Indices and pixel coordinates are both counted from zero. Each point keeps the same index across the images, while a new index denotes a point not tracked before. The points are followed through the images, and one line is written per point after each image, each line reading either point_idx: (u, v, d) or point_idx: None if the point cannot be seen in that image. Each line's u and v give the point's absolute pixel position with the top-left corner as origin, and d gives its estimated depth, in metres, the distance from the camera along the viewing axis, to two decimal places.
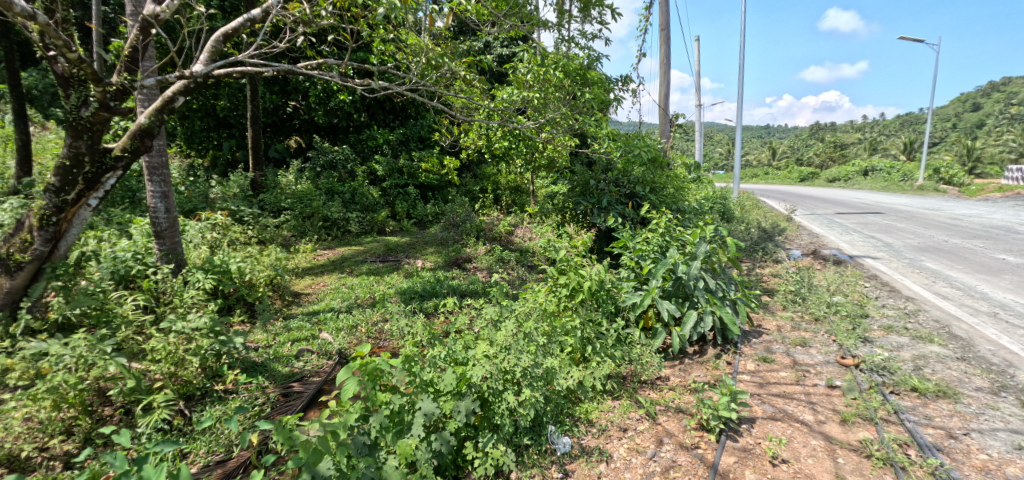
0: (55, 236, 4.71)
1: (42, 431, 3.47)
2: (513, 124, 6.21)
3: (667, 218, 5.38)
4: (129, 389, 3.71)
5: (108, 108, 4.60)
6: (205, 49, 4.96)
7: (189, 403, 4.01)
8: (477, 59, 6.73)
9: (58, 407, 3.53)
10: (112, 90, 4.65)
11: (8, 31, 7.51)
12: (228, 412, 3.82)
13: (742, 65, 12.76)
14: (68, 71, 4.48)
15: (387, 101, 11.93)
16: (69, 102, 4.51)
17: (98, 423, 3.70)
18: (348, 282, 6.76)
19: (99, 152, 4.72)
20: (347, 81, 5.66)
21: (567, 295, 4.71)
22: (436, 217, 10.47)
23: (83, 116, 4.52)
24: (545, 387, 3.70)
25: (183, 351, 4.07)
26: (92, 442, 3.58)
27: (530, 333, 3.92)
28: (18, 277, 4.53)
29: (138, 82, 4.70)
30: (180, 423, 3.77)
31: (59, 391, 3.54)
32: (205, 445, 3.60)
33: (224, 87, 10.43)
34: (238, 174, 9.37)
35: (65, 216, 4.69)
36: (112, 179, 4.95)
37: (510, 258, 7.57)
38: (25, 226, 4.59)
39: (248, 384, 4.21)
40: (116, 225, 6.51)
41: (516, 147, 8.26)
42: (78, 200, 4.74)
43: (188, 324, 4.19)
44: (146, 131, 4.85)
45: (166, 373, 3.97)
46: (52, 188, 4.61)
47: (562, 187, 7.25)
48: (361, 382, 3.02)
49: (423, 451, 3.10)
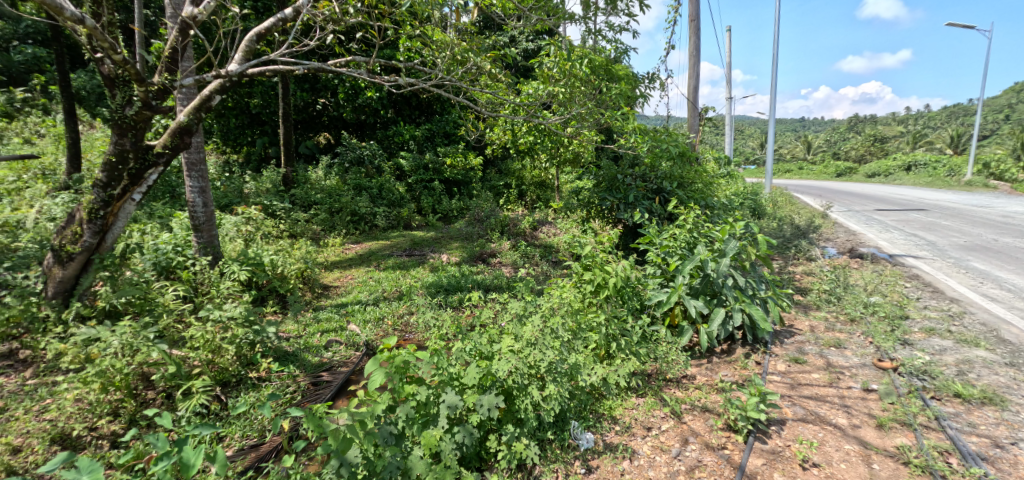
0: (103, 229, 4.90)
1: (89, 412, 3.67)
2: (536, 119, 6.22)
3: (695, 213, 5.22)
4: (171, 375, 3.85)
5: (150, 107, 4.73)
6: (239, 48, 5.03)
7: (225, 389, 4.15)
8: (502, 54, 6.62)
9: (105, 390, 3.68)
10: (154, 90, 4.76)
11: (60, 34, 7.76)
12: (260, 399, 3.96)
13: (775, 55, 12.27)
14: (114, 72, 4.63)
15: (412, 97, 12.08)
16: (115, 102, 4.65)
17: (141, 405, 3.85)
18: (375, 275, 6.87)
19: (143, 149, 4.88)
20: (375, 79, 5.61)
21: (592, 290, 4.70)
22: (461, 212, 10.51)
23: (127, 114, 4.67)
24: (569, 383, 3.70)
25: (219, 340, 4.18)
26: (136, 423, 3.74)
27: (555, 329, 3.92)
28: (70, 267, 4.75)
29: (177, 82, 4.78)
30: (215, 408, 3.90)
31: (106, 375, 3.70)
32: (239, 430, 3.74)
33: (257, 86, 10.69)
34: (271, 170, 9.61)
35: (111, 210, 4.88)
36: (154, 175, 5.12)
37: (534, 254, 7.57)
38: (75, 219, 4.80)
39: (279, 372, 4.37)
40: (158, 220, 6.79)
41: (541, 142, 8.25)
42: (123, 195, 4.93)
43: (224, 313, 4.31)
44: (185, 129, 4.98)
45: (203, 360, 4.10)
46: (100, 182, 4.81)
47: (587, 182, 7.11)
48: (388, 374, 3.09)
49: (448, 443, 3.13)
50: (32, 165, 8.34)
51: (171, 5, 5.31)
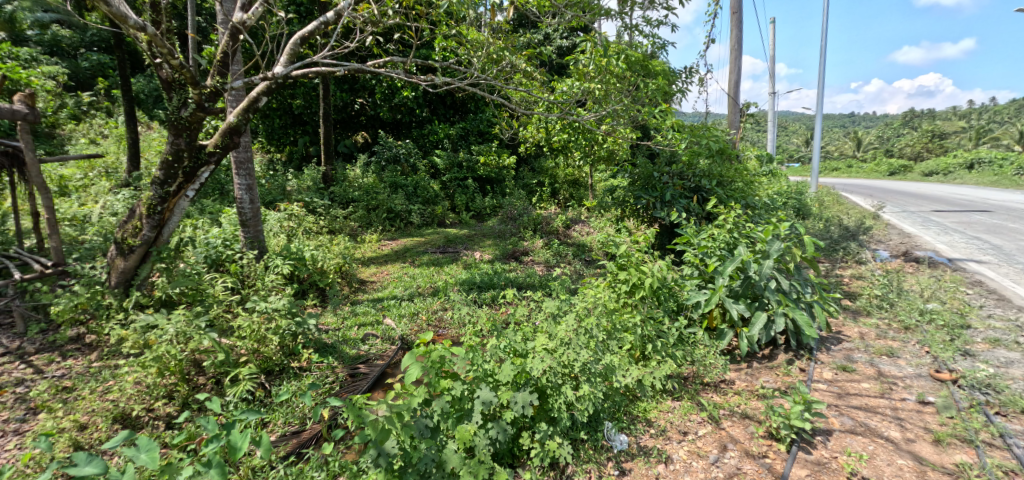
0: (160, 224, 5.15)
1: (147, 394, 3.82)
2: (570, 117, 6.16)
3: (736, 213, 5.05)
4: (220, 363, 3.96)
5: (203, 108, 4.89)
6: (284, 51, 5.17)
7: (270, 377, 4.27)
8: (537, 51, 6.59)
9: (161, 374, 3.89)
10: (207, 93, 4.94)
11: (122, 41, 8.16)
12: (302, 388, 4.06)
13: (823, 47, 11.78)
14: (171, 77, 4.88)
15: (447, 96, 12.17)
16: (172, 104, 4.88)
17: (194, 390, 4.02)
18: (410, 271, 6.95)
19: (197, 148, 5.10)
20: (412, 78, 5.66)
21: (626, 291, 4.62)
22: (494, 210, 10.53)
23: (182, 115, 4.86)
24: (603, 384, 3.64)
25: (264, 329, 4.29)
26: (189, 406, 3.91)
27: (590, 329, 3.87)
28: (131, 258, 5.04)
29: (228, 84, 4.97)
30: (261, 394, 4.01)
31: (162, 360, 3.89)
32: (282, 416, 3.85)
33: (299, 87, 11.00)
34: (311, 168, 9.86)
35: (167, 206, 5.10)
36: (206, 173, 5.33)
37: (567, 252, 7.51)
38: (136, 213, 5.07)
39: (319, 363, 4.46)
40: (208, 215, 7.09)
41: (575, 140, 8.17)
42: (178, 191, 5.13)
43: (269, 305, 4.44)
44: (235, 129, 5.18)
45: (249, 349, 4.21)
46: (157, 180, 5.01)
47: (621, 180, 6.99)
48: (424, 368, 3.08)
49: (482, 438, 3.13)
50: (97, 163, 9.11)
51: (220, 13, 5.55)
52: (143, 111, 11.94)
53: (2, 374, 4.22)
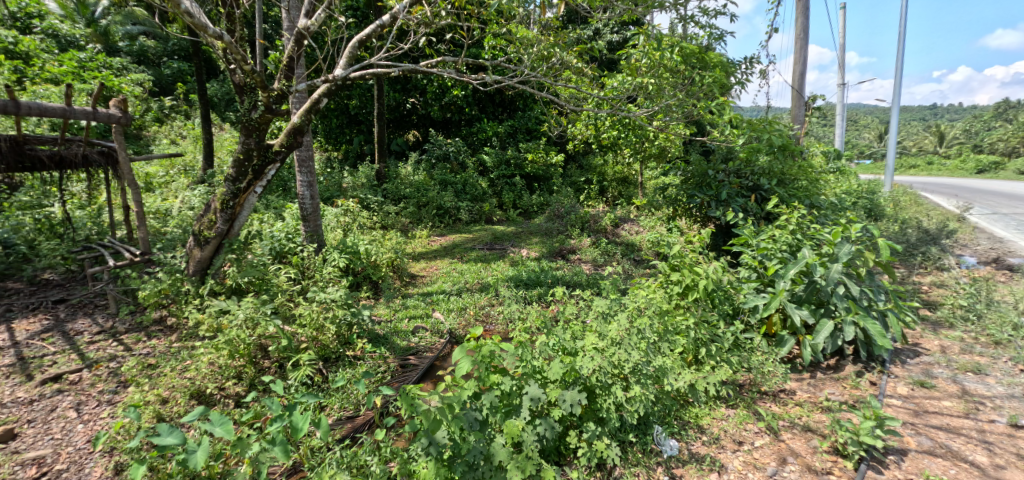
0: (232, 218, 5.37)
1: (220, 374, 4.03)
2: (621, 113, 6.01)
3: (799, 213, 4.77)
4: (283, 348, 4.20)
5: (272, 110, 5.10)
6: (343, 54, 5.33)
7: (327, 364, 4.39)
8: (588, 46, 6.48)
9: (232, 356, 4.08)
10: (275, 95, 5.14)
11: (199, 50, 8.69)
12: (357, 375, 4.14)
13: (900, 34, 10.96)
14: (243, 81, 5.21)
15: (496, 94, 12.18)
16: (243, 106, 5.17)
17: (260, 372, 4.21)
18: (458, 267, 6.99)
19: (265, 148, 5.31)
20: (462, 77, 5.68)
21: (678, 292, 4.46)
22: (541, 207, 10.43)
23: (253, 117, 5.10)
24: (654, 386, 3.54)
25: (322, 318, 4.43)
26: (256, 387, 4.09)
27: (642, 330, 3.76)
28: (206, 248, 5.34)
29: (294, 87, 5.23)
30: (318, 380, 4.14)
31: (234, 343, 4.10)
32: (339, 402, 3.97)
33: (355, 88, 11.35)
34: (366, 166, 10.13)
35: (238, 201, 5.32)
36: (273, 171, 5.51)
37: (615, 251, 7.33)
38: (212, 207, 5.34)
39: (372, 352, 4.54)
40: (272, 210, 7.43)
41: (625, 136, 7.94)
42: (248, 188, 5.34)
43: (327, 296, 4.60)
44: (299, 129, 5.40)
45: (309, 336, 4.34)
46: (230, 177, 5.26)
47: (673, 178, 6.76)
48: (474, 362, 3.11)
49: (530, 434, 3.08)
50: (177, 162, 9.86)
51: (287, 20, 5.86)
52: (216, 114, 12.75)
53: (98, 350, 4.63)
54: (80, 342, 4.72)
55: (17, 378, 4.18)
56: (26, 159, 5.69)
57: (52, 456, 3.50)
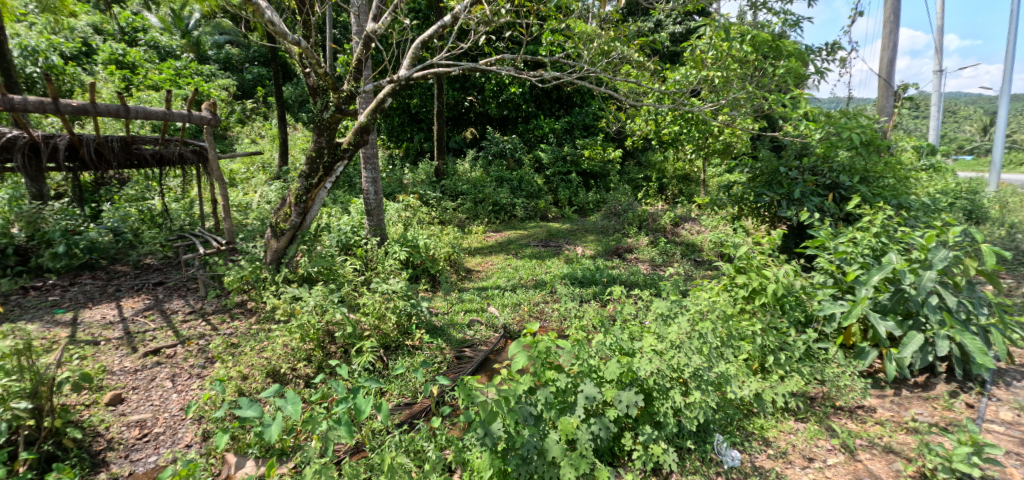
0: (305, 211, 5.59)
1: (292, 356, 4.21)
2: (685, 107, 5.74)
3: (885, 215, 4.37)
4: (348, 334, 4.24)
5: (342, 111, 5.25)
6: (407, 55, 5.39)
7: (388, 352, 4.46)
8: (650, 39, 6.24)
9: (303, 339, 4.26)
10: (344, 96, 5.28)
11: (276, 55, 9.13)
12: (415, 364, 4.18)
13: (1010, 16, 9.85)
14: (316, 83, 5.40)
15: (554, 90, 12.06)
16: (316, 107, 5.32)
17: (327, 356, 4.34)
18: (513, 263, 6.95)
19: (335, 146, 5.47)
20: (521, 74, 5.59)
21: (744, 296, 4.19)
22: (598, 205, 10.20)
23: (324, 117, 5.26)
24: (716, 393, 3.35)
25: (385, 308, 4.52)
26: (324, 370, 4.23)
27: (704, 333, 3.56)
28: (281, 239, 5.57)
29: (361, 88, 5.32)
30: (379, 366, 4.24)
31: (305, 327, 4.27)
32: (397, 388, 4.03)
33: (416, 87, 11.59)
34: (425, 163, 10.31)
35: (311, 196, 5.54)
36: (341, 168, 5.70)
37: (675, 251, 7.01)
38: (287, 201, 5.58)
39: (429, 343, 4.58)
40: (339, 205, 7.71)
41: (687, 131, 7.52)
42: (319, 184, 5.55)
43: (389, 287, 4.69)
44: (365, 128, 5.50)
45: (371, 324, 4.45)
46: (303, 173, 5.46)
47: (739, 175, 6.41)
48: (530, 357, 3.05)
49: (584, 432, 2.96)
50: (258, 160, 10.47)
51: (356, 25, 6.02)
52: (291, 115, 13.46)
53: (191, 328, 5.00)
54: (176, 320, 5.16)
55: (124, 350, 4.61)
56: (134, 157, 6.15)
57: (151, 419, 3.80)
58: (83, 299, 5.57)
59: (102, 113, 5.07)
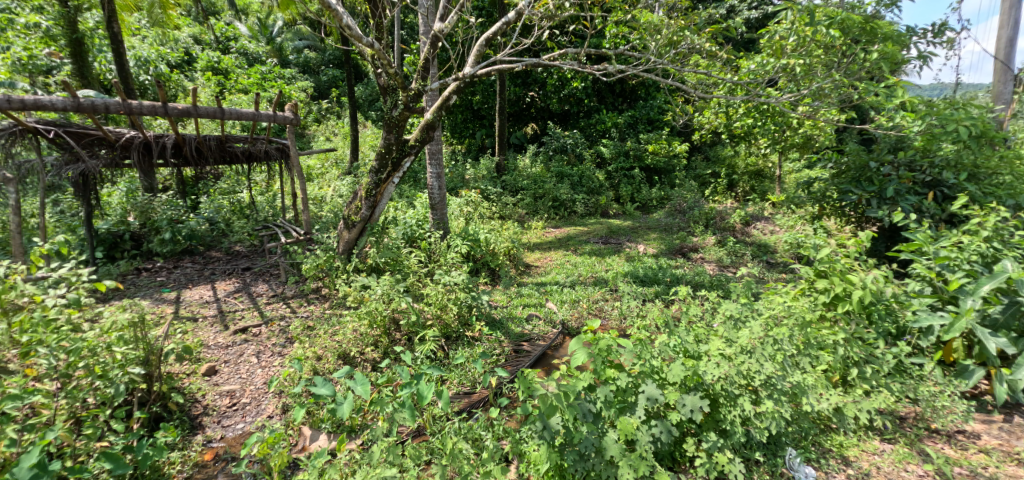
0: (374, 204, 5.69)
1: (362, 340, 4.28)
2: (760, 99, 5.37)
3: (997, 217, 3.88)
4: (413, 322, 4.33)
5: (410, 109, 5.32)
6: (472, 53, 5.35)
7: (449, 342, 4.47)
8: (723, 27, 5.86)
9: (371, 326, 4.34)
10: (412, 94, 5.33)
11: (348, 59, 9.27)
12: (475, 355, 4.18)
13: None
14: (386, 82, 5.49)
15: (617, 84, 11.74)
16: (386, 105, 5.42)
17: (392, 342, 4.41)
18: (573, 259, 6.81)
19: (403, 143, 5.55)
20: (585, 69, 5.43)
21: (825, 302, 3.82)
22: (661, 202, 9.81)
23: (393, 114, 5.35)
24: (790, 404, 3.08)
25: (447, 298, 4.54)
26: (389, 355, 4.29)
27: (779, 339, 3.29)
28: (353, 230, 5.72)
29: (428, 86, 5.34)
30: (440, 355, 4.26)
31: (373, 313, 4.36)
32: (457, 377, 4.00)
33: (478, 84, 11.66)
34: (486, 158, 10.35)
35: (379, 190, 5.65)
36: (408, 163, 5.69)
37: (744, 253, 6.58)
38: (358, 195, 5.72)
39: (489, 335, 4.57)
40: (404, 199, 7.87)
41: (761, 124, 7.08)
42: (387, 179, 5.63)
43: (452, 279, 4.72)
44: (431, 125, 5.52)
45: (433, 314, 4.47)
46: (373, 168, 5.58)
47: (821, 171, 5.94)
48: (591, 354, 2.89)
49: (644, 434, 2.81)
50: (331, 156, 10.90)
51: (424, 25, 6.07)
52: (361, 113, 13.96)
53: (274, 310, 5.29)
54: (261, 302, 5.47)
55: (219, 326, 4.95)
56: (226, 154, 6.65)
57: (240, 391, 4.08)
58: (185, 280, 6.01)
59: (203, 115, 5.44)
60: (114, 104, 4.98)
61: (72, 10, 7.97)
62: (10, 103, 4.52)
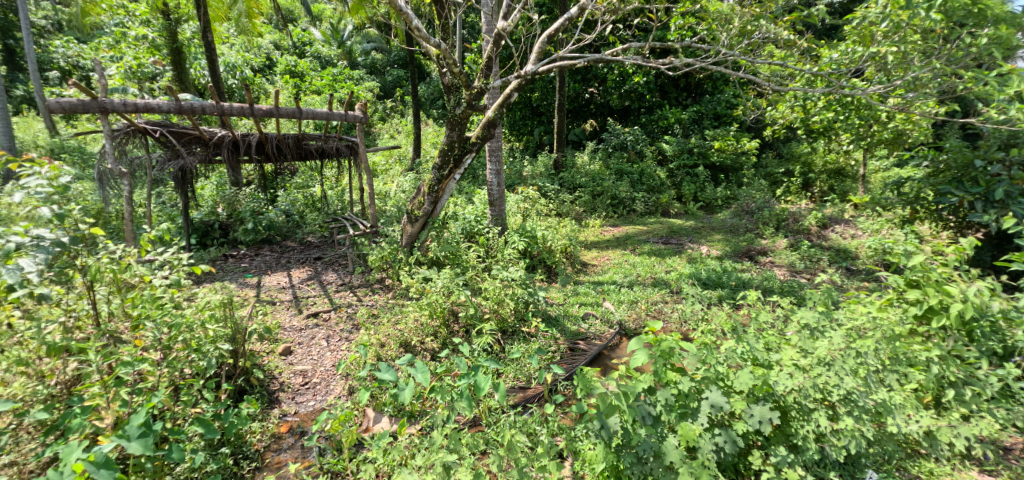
0: (435, 199, 5.71)
1: (422, 331, 4.31)
2: (844, 91, 4.94)
3: None
4: (471, 315, 4.33)
5: (473, 107, 5.29)
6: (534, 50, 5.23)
7: (505, 337, 4.43)
8: (802, 15, 5.45)
9: (432, 316, 4.36)
10: (475, 92, 5.29)
11: (413, 59, 9.53)
12: (531, 350, 4.11)
13: None
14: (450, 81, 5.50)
15: (681, 78, 11.29)
16: (449, 103, 5.44)
17: (451, 333, 4.42)
18: (631, 259, 6.58)
19: (465, 141, 5.54)
20: (651, 63, 5.20)
21: (917, 315, 3.45)
22: (727, 201, 9.33)
23: (457, 112, 5.35)
24: (872, 423, 2.79)
25: (504, 293, 4.49)
26: (448, 345, 4.29)
27: (863, 353, 2.98)
28: (415, 224, 5.78)
29: (490, 84, 5.26)
30: (496, 348, 4.21)
31: (433, 304, 4.38)
32: (513, 371, 3.94)
33: (537, 81, 11.55)
34: (544, 155, 10.24)
35: (441, 186, 5.66)
36: (469, 159, 5.70)
37: (820, 257, 6.09)
38: (421, 190, 5.76)
39: (545, 331, 4.47)
40: (463, 195, 7.91)
41: (843, 118, 6.56)
42: (448, 176, 5.64)
43: (509, 275, 4.66)
44: (492, 123, 5.48)
45: (490, 308, 4.44)
46: (436, 164, 5.60)
47: (914, 169, 5.41)
48: (652, 356, 2.71)
49: (707, 442, 2.61)
50: (395, 153, 11.16)
51: (486, 24, 6.04)
52: (423, 111, 14.22)
53: (343, 297, 5.43)
54: (331, 289, 5.63)
55: (294, 310, 5.15)
56: (302, 151, 6.86)
57: (312, 371, 4.19)
58: (265, 267, 6.31)
59: (283, 115, 5.62)
60: (209, 106, 5.24)
61: (172, 23, 8.36)
62: (126, 106, 4.84)
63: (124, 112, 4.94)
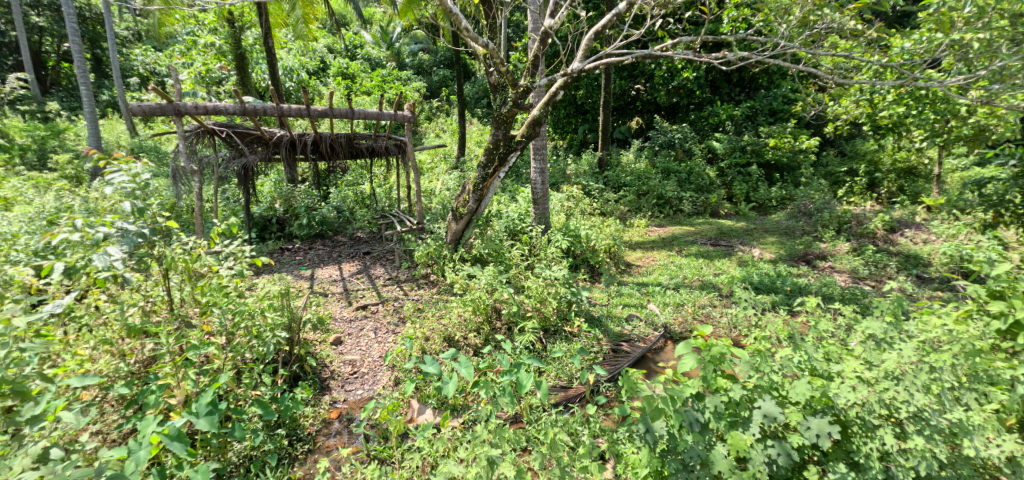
0: (480, 198, 5.64)
1: (466, 325, 4.28)
2: (917, 83, 4.58)
3: None
4: (513, 313, 4.26)
5: (518, 105, 5.24)
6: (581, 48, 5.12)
7: (548, 336, 4.34)
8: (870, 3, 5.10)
9: (474, 311, 4.33)
10: (520, 91, 5.23)
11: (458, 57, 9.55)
12: (575, 350, 4.01)
13: None
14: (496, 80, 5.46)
15: (733, 73, 10.85)
16: (495, 101, 5.40)
17: (494, 329, 4.38)
18: (677, 261, 6.35)
19: (509, 140, 5.48)
20: (701, 57, 4.98)
21: (1001, 330, 3.13)
22: (782, 202, 8.89)
23: (502, 111, 5.30)
24: (946, 445, 2.53)
25: (547, 292, 4.41)
26: (491, 342, 4.25)
27: (937, 368, 2.72)
28: (460, 222, 5.73)
29: (535, 83, 5.19)
30: (538, 347, 4.14)
31: (477, 300, 4.35)
32: (554, 370, 3.85)
33: (582, 78, 11.38)
34: (589, 153, 10.07)
35: (485, 185, 5.60)
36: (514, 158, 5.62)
37: (886, 262, 5.70)
38: (466, 189, 5.73)
39: (588, 332, 4.35)
40: (506, 193, 7.86)
41: (915, 112, 6.10)
42: (493, 174, 5.59)
43: (552, 274, 4.57)
44: (537, 121, 5.40)
45: (534, 306, 4.38)
46: (481, 163, 5.56)
47: (996, 169, 4.96)
48: (701, 361, 2.56)
49: (759, 453, 2.43)
50: (441, 152, 11.25)
51: (532, 22, 5.96)
52: (468, 110, 14.28)
53: (390, 291, 5.47)
54: (378, 283, 5.70)
55: (343, 302, 5.24)
56: (353, 150, 7.00)
57: (360, 361, 4.24)
58: (317, 260, 6.48)
59: (338, 116, 5.74)
60: (271, 108, 5.42)
61: (236, 29, 8.58)
62: (198, 109, 5.06)
63: (194, 114, 5.17)
